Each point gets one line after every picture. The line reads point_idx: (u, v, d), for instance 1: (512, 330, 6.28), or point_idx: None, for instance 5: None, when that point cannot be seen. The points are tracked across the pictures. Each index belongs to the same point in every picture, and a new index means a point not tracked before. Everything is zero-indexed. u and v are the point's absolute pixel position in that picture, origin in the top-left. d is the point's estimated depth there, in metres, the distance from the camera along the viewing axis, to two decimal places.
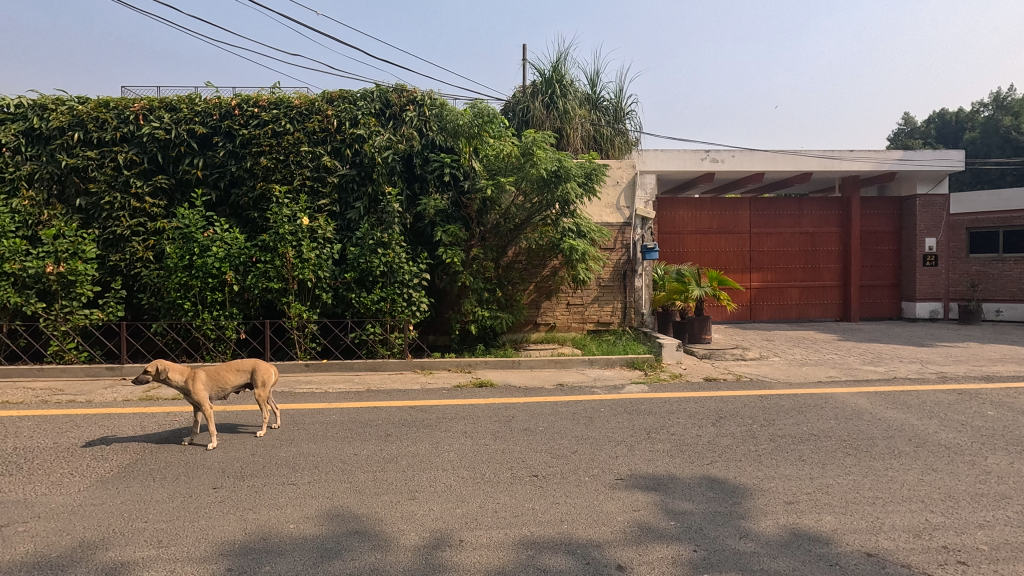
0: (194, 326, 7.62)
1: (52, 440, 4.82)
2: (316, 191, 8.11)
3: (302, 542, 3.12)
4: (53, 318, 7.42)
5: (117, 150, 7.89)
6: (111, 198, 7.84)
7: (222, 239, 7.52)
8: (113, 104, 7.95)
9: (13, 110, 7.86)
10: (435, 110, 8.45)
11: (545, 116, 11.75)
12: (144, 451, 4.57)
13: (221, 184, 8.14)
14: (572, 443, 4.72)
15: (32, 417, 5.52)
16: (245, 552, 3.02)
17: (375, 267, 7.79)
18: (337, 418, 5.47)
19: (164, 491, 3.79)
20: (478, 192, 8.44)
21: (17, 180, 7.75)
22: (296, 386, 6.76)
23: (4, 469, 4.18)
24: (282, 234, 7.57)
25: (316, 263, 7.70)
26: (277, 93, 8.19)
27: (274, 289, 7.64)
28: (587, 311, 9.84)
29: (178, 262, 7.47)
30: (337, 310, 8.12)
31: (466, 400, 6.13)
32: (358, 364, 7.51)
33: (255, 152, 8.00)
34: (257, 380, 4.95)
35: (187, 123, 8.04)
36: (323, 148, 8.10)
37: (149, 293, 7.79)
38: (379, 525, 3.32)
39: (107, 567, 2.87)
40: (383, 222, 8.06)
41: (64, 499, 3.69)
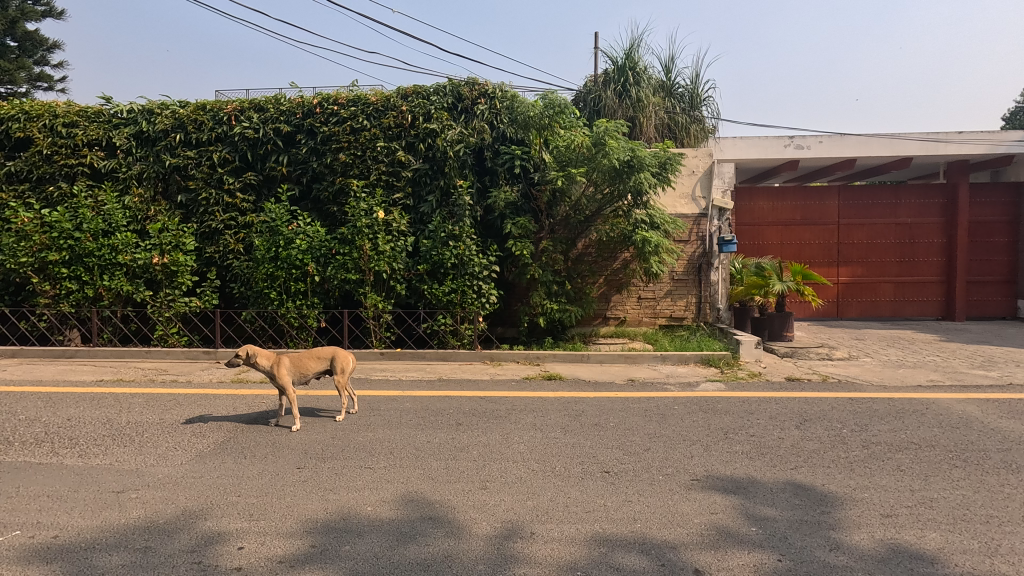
0: (280, 314, 8.07)
1: (158, 417, 5.28)
2: (391, 185, 8.33)
3: (379, 524, 3.23)
4: (159, 305, 8.14)
5: (212, 149, 8.48)
6: (207, 194, 8.46)
7: (305, 232, 7.93)
8: (209, 107, 8.54)
9: (126, 115, 8.62)
10: (506, 102, 8.46)
11: (618, 104, 11.47)
12: (236, 430, 4.91)
13: (304, 179, 8.56)
14: (644, 441, 4.59)
15: (141, 394, 6.08)
16: (327, 531, 3.16)
17: (446, 259, 7.95)
18: (410, 406, 5.62)
19: (255, 469, 4.05)
20: (548, 184, 8.36)
21: (128, 179, 8.50)
22: (372, 373, 7.03)
23: (119, 440, 4.62)
24: (359, 227, 7.86)
25: (391, 255, 7.95)
26: (355, 91, 8.49)
27: (351, 280, 7.97)
28: (659, 306, 9.57)
29: (265, 253, 7.95)
30: (410, 301, 8.37)
31: (535, 392, 6.14)
32: (429, 354, 7.69)
33: (334, 148, 8.36)
34: (337, 368, 5.16)
35: (273, 123, 8.51)
36: (398, 143, 8.31)
37: (240, 283, 8.35)
38: (452, 513, 3.38)
39: (206, 536, 3.10)
40: (454, 214, 8.18)
41: (168, 470, 4.03)
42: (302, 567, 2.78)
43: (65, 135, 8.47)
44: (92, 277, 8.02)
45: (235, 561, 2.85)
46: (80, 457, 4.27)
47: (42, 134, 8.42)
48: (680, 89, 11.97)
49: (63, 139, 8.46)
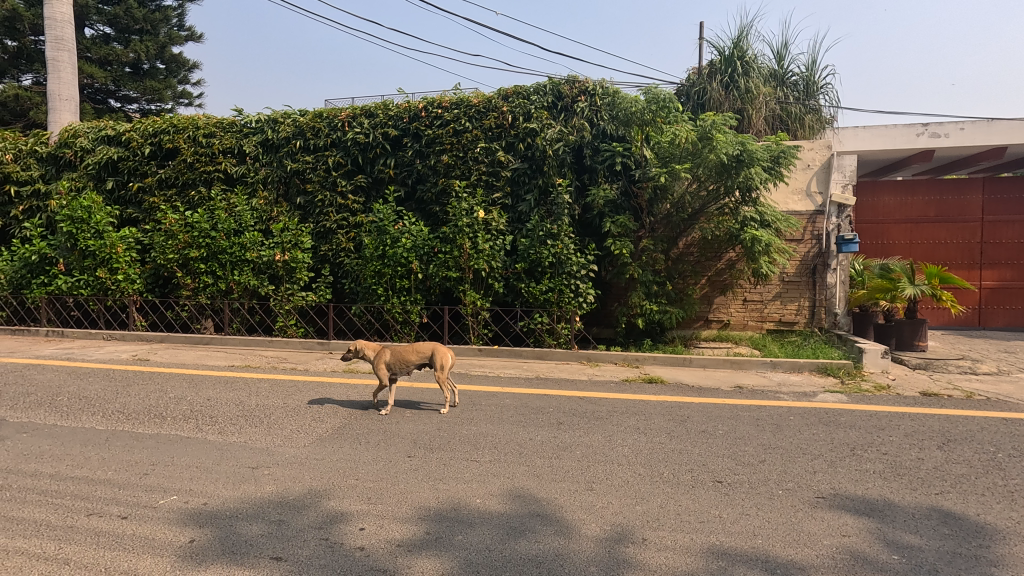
0: (385, 309, 8.49)
1: (282, 401, 5.73)
2: (490, 185, 8.48)
3: (489, 517, 3.28)
4: (280, 298, 8.85)
5: (327, 154, 9.11)
6: (322, 197, 9.09)
7: (410, 231, 8.28)
8: (325, 114, 9.19)
9: (254, 124, 9.47)
10: (607, 99, 8.38)
11: (724, 96, 10.93)
12: (350, 417, 5.23)
13: (409, 181, 8.95)
14: (759, 452, 4.32)
15: (267, 380, 6.64)
16: (440, 519, 3.26)
17: (544, 258, 7.98)
18: (510, 402, 5.69)
19: (370, 455, 4.28)
20: (649, 181, 8.12)
21: (255, 183, 9.32)
22: (472, 369, 7.21)
23: (251, 420, 5.08)
24: (460, 226, 8.07)
25: (490, 254, 8.09)
26: (458, 94, 8.76)
27: (452, 277, 8.20)
28: (767, 309, 8.99)
29: (373, 251, 8.38)
30: (507, 299, 8.49)
31: (636, 395, 5.99)
32: (526, 352, 7.75)
33: (438, 151, 8.67)
34: (435, 362, 5.28)
35: (382, 127, 8.98)
36: (498, 143, 8.45)
37: (350, 279, 8.91)
38: (560, 511, 3.36)
39: (331, 515, 3.31)
40: (552, 213, 8.19)
41: (294, 451, 4.36)
42: (419, 553, 2.89)
43: (204, 145, 9.46)
44: (224, 272, 8.88)
45: (358, 540, 3.01)
46: (220, 434, 4.74)
47: (186, 145, 9.46)
48: (794, 78, 11.27)
49: (203, 148, 9.45)
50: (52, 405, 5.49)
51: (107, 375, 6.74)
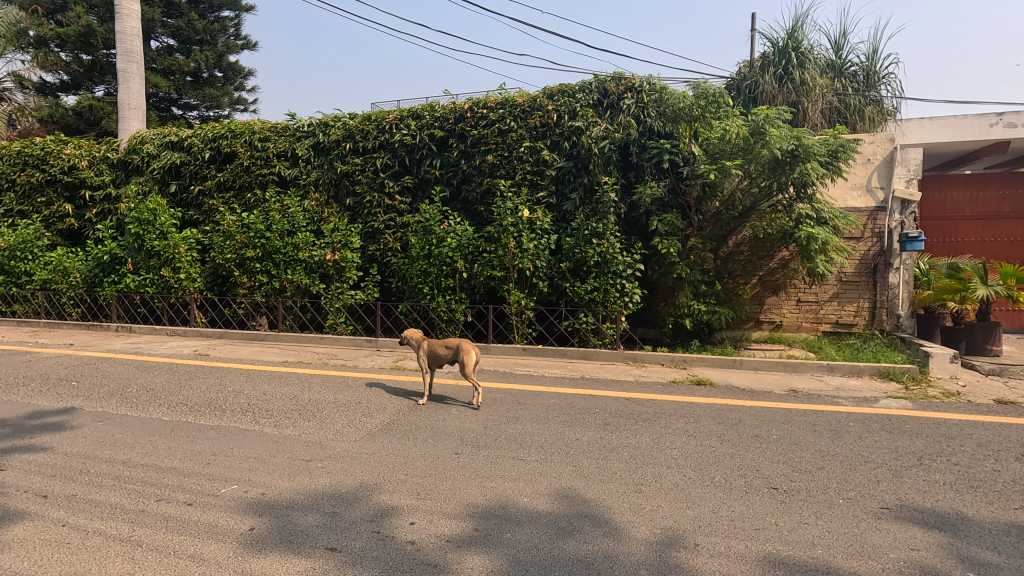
0: (431, 308, 8.61)
1: (333, 396, 5.91)
2: (535, 184, 8.49)
3: (537, 516, 3.28)
4: (331, 297, 9.11)
5: (376, 156, 9.33)
6: (370, 198, 9.31)
7: (455, 231, 8.37)
8: (373, 117, 9.40)
9: (306, 128, 9.79)
10: (654, 95, 8.24)
11: (778, 89, 10.58)
12: (398, 413, 5.33)
13: (455, 181, 9.05)
14: (817, 458, 4.14)
15: (319, 376, 6.85)
16: (488, 517, 3.28)
17: (589, 257, 7.92)
18: (556, 402, 5.67)
19: (418, 451, 4.35)
20: (698, 178, 7.93)
21: (307, 185, 9.63)
22: (516, 368, 7.22)
23: (305, 415, 5.25)
24: (505, 226, 8.09)
25: (534, 253, 8.08)
26: (503, 93, 8.81)
27: (496, 276, 8.23)
28: (823, 310, 8.63)
29: (420, 251, 8.51)
30: (552, 298, 8.46)
31: (684, 397, 5.86)
32: (571, 351, 7.71)
33: (483, 151, 8.74)
34: (461, 358, 5.34)
35: (428, 129, 9.13)
36: (543, 142, 8.44)
37: (397, 278, 9.09)
38: (608, 513, 3.32)
39: (382, 509, 3.38)
40: (598, 212, 8.12)
41: (346, 445, 4.48)
42: (469, 549, 2.91)
43: (260, 148, 9.85)
44: (278, 271, 9.19)
45: (408, 534, 3.06)
46: (276, 427, 4.93)
47: (243, 149, 9.87)
48: (853, 68, 10.80)
49: (259, 152, 9.83)
50: (123, 396, 5.84)
51: (171, 369, 7.11)
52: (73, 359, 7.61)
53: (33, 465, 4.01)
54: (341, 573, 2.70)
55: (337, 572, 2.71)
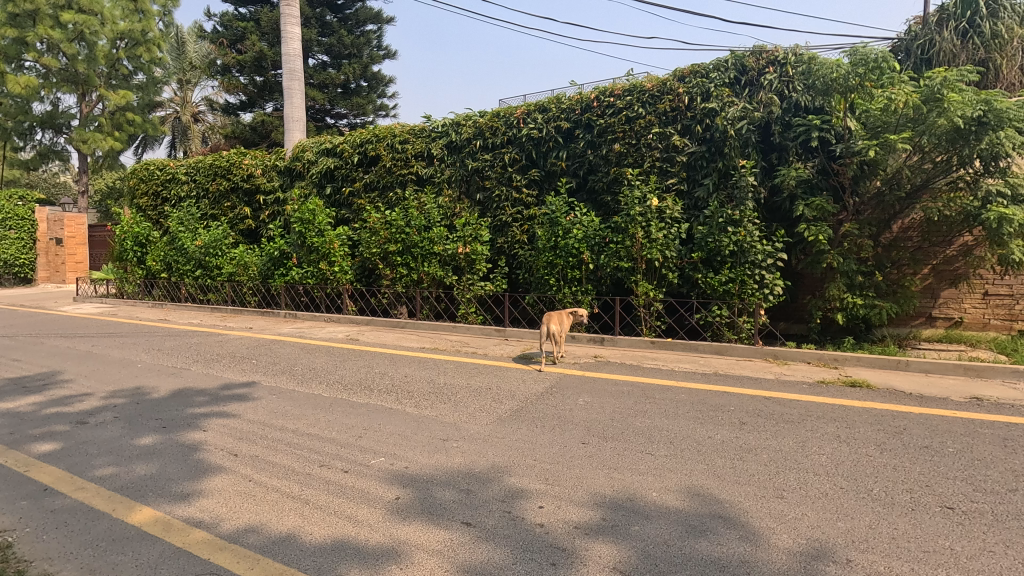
0: (558, 299, 8.69)
1: (466, 381, 6.25)
2: (665, 171, 8.20)
3: (667, 513, 3.20)
4: (463, 288, 9.60)
5: (504, 152, 9.62)
6: (499, 192, 9.62)
7: (581, 222, 8.36)
8: (502, 114, 9.70)
9: (441, 129, 10.38)
10: (801, 67, 7.55)
11: (960, 47, 9.13)
12: (526, 400, 5.50)
13: (581, 172, 9.01)
14: (1007, 478, 3.54)
15: (453, 362, 7.28)
16: (616, 508, 3.27)
17: (723, 246, 7.47)
18: (687, 398, 5.46)
19: (546, 438, 4.45)
20: (855, 156, 7.10)
21: (441, 182, 10.23)
22: (644, 361, 7.05)
23: (441, 398, 5.63)
24: (632, 216, 7.89)
25: (664, 243, 7.79)
26: (630, 80, 8.61)
27: (624, 267, 8.08)
28: (1019, 306, 7.34)
29: (547, 243, 8.61)
30: (682, 290, 8.12)
31: (836, 399, 5.31)
32: (703, 346, 7.37)
33: (610, 140, 8.62)
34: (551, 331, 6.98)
35: (555, 121, 9.20)
36: (673, 127, 8.12)
37: (524, 270, 9.32)
38: (745, 516, 3.14)
39: (512, 491, 3.52)
40: (734, 198, 7.63)
41: (478, 428, 4.73)
42: (596, 537, 2.94)
43: (400, 151, 10.64)
44: (416, 264, 9.87)
45: (537, 517, 3.17)
46: (416, 407, 5.34)
47: (386, 152, 10.74)
48: None
49: (400, 154, 10.63)
50: (292, 374, 6.71)
51: (328, 352, 8.00)
52: (253, 341, 8.88)
53: (227, 428, 4.78)
54: (477, 546, 2.88)
55: (473, 545, 2.89)
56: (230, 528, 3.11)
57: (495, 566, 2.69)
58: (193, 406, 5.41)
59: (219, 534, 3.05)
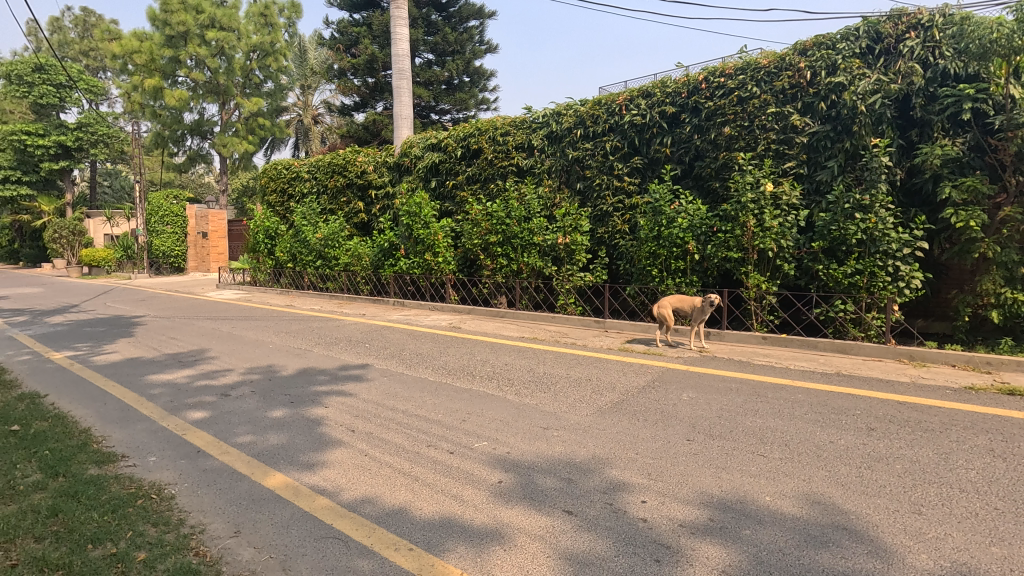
0: (660, 291, 8.40)
1: (565, 372, 6.26)
2: (781, 154, 7.63)
3: (782, 519, 3.00)
4: (562, 278, 9.60)
5: (606, 140, 9.44)
6: (600, 181, 9.47)
7: (686, 210, 8.00)
8: (604, 101, 9.51)
9: (541, 119, 10.40)
10: (950, 30, 6.68)
11: None
12: (627, 393, 5.40)
13: (687, 158, 8.63)
14: None
15: (552, 351, 7.33)
16: (725, 509, 3.12)
17: (849, 234, 6.80)
18: (804, 398, 5.06)
19: (648, 432, 4.35)
20: (1019, 128, 6.15)
21: (541, 173, 10.27)
22: (755, 358, 6.63)
23: (541, 387, 5.69)
24: (743, 203, 7.41)
25: (779, 232, 7.25)
26: (743, 57, 8.08)
27: (733, 258, 7.63)
28: None
29: (649, 233, 8.35)
30: (800, 282, 7.53)
31: (987, 408, 4.66)
32: (824, 343, 6.79)
33: (719, 123, 8.15)
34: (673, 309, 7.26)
35: (659, 106, 8.87)
36: (792, 106, 7.52)
37: (625, 260, 9.14)
38: (874, 530, 2.86)
39: (612, 483, 3.48)
40: (864, 181, 6.94)
41: (578, 418, 4.72)
42: (703, 538, 2.82)
43: (501, 143, 10.80)
44: (516, 254, 10.00)
45: (640, 512, 3.10)
46: (517, 395, 5.44)
47: (487, 144, 10.95)
48: None
49: (501, 146, 10.80)
50: (401, 358, 7.11)
51: (433, 338, 8.38)
52: (366, 326, 9.52)
53: (345, 406, 5.18)
54: (579, 535, 2.88)
55: (574, 534, 2.90)
56: (350, 497, 3.38)
57: (597, 556, 2.68)
58: (316, 385, 5.91)
59: (340, 502, 3.32)
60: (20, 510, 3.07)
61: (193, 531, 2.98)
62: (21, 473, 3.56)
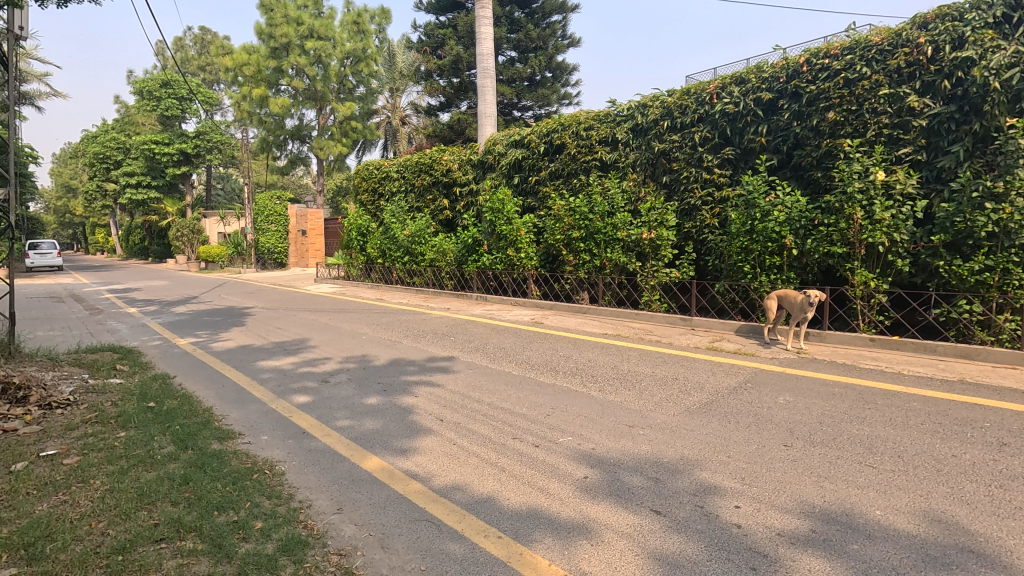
0: (753, 288, 7.98)
1: (650, 370, 6.12)
2: (895, 140, 6.99)
3: (896, 535, 2.77)
4: (646, 274, 9.37)
5: (694, 131, 9.08)
6: (688, 173, 9.13)
7: (784, 203, 7.52)
8: (693, 90, 9.16)
9: (626, 112, 10.18)
10: None
11: None
12: (717, 393, 5.19)
13: (785, 147, 8.12)
14: None
15: (636, 349, 7.19)
16: (828, 520, 2.93)
17: (978, 227, 6.09)
18: (921, 407, 4.61)
19: (741, 435, 4.16)
20: None
21: (626, 167, 10.06)
22: (861, 361, 6.13)
23: (625, 384, 5.60)
24: (850, 193, 6.85)
25: (892, 225, 6.63)
26: (852, 36, 7.48)
27: (836, 253, 7.09)
28: None
29: (741, 227, 7.94)
30: (915, 280, 6.87)
31: None
32: (944, 348, 6.15)
33: (822, 108, 7.59)
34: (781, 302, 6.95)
35: (754, 93, 8.41)
36: (909, 86, 6.87)
37: (715, 256, 8.77)
38: (1008, 556, 2.57)
39: (703, 486, 3.37)
40: (997, 167, 6.20)
41: (665, 418, 4.60)
42: (804, 549, 2.67)
43: (584, 137, 10.70)
44: (599, 250, 9.89)
45: (734, 517, 2.98)
46: (601, 392, 5.40)
47: (571, 139, 10.89)
48: None
49: (584, 140, 10.70)
50: (485, 352, 7.27)
51: (516, 333, 8.50)
52: (451, 320, 9.83)
53: (433, 396, 5.38)
54: (668, 536, 2.82)
55: (664, 534, 2.84)
56: (440, 484, 3.51)
57: (689, 559, 2.62)
58: (406, 375, 6.19)
59: (431, 488, 3.46)
60: (159, 476, 3.48)
61: (301, 506, 3.23)
62: (159, 444, 4.03)
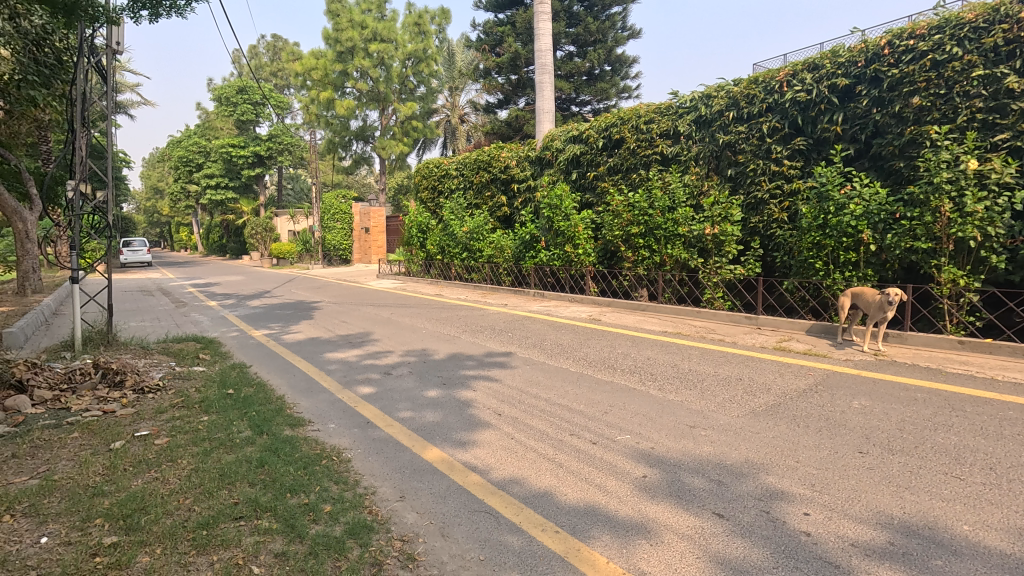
0: (825, 286, 7.56)
1: (713, 369, 5.93)
2: (991, 125, 6.42)
3: (986, 553, 2.56)
4: (709, 271, 9.08)
5: (762, 121, 8.69)
6: (755, 166, 8.76)
7: (861, 195, 7.07)
8: (762, 78, 8.77)
9: (689, 103, 9.88)
10: None
11: None
12: (785, 395, 4.97)
13: (863, 135, 7.64)
14: None
15: (698, 348, 6.99)
16: (908, 533, 2.75)
17: None
18: (1018, 416, 4.23)
19: (811, 440, 3.96)
20: None
21: (688, 160, 9.77)
22: (948, 365, 5.69)
23: (686, 383, 5.46)
24: (936, 184, 6.35)
25: (986, 218, 6.09)
26: (941, 14, 6.94)
27: (920, 249, 6.61)
28: None
29: (813, 221, 7.55)
30: (1012, 278, 6.30)
31: None
32: None
33: (906, 92, 7.08)
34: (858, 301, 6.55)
35: (829, 79, 7.94)
36: (1009, 66, 6.30)
37: (783, 252, 8.39)
38: None
39: (769, 491, 3.24)
40: None
41: (728, 419, 4.46)
42: (880, 562, 2.52)
43: (645, 131, 10.46)
44: (659, 246, 9.67)
45: (803, 524, 2.86)
46: (660, 390, 5.29)
47: (630, 133, 10.68)
48: None
49: (644, 134, 10.46)
50: (543, 348, 7.29)
51: (573, 329, 8.47)
52: (509, 316, 9.91)
53: (491, 391, 5.45)
54: (731, 540, 2.74)
55: (727, 538, 2.76)
56: (498, 477, 3.57)
57: (753, 565, 2.53)
58: (464, 369, 6.30)
59: (490, 480, 3.52)
60: (237, 459, 3.72)
61: (366, 492, 3.37)
62: (237, 429, 4.31)
